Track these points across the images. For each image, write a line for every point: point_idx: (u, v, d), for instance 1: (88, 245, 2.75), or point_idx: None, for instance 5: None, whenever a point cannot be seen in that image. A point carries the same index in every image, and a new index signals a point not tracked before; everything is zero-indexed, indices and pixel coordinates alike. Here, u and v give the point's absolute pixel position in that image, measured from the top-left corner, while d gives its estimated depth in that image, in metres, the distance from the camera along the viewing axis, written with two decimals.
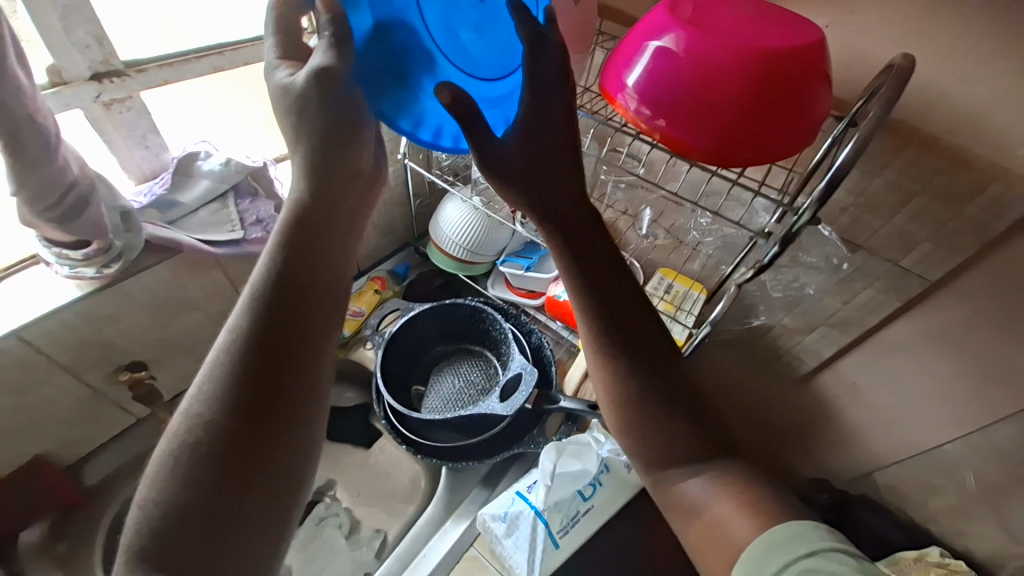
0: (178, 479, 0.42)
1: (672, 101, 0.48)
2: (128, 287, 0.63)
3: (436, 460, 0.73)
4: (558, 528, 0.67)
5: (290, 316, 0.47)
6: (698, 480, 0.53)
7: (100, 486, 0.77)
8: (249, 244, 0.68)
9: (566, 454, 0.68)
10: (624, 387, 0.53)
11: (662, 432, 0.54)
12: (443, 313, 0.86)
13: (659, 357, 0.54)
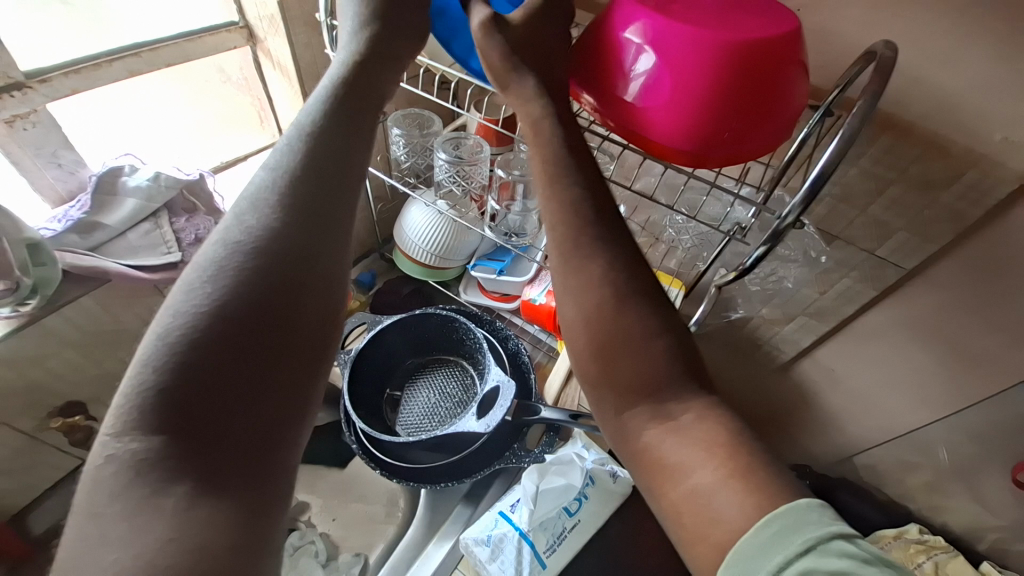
0: (174, 379, 0.35)
1: (638, 100, 0.45)
2: (51, 323, 0.57)
3: (412, 483, 0.68)
4: (543, 547, 0.64)
5: (309, 219, 0.41)
6: (670, 437, 0.41)
7: (48, 534, 0.67)
8: (188, 267, 0.62)
9: (546, 470, 0.66)
10: (602, 286, 0.42)
11: (632, 369, 0.43)
12: (412, 324, 0.81)
13: (635, 286, 0.43)
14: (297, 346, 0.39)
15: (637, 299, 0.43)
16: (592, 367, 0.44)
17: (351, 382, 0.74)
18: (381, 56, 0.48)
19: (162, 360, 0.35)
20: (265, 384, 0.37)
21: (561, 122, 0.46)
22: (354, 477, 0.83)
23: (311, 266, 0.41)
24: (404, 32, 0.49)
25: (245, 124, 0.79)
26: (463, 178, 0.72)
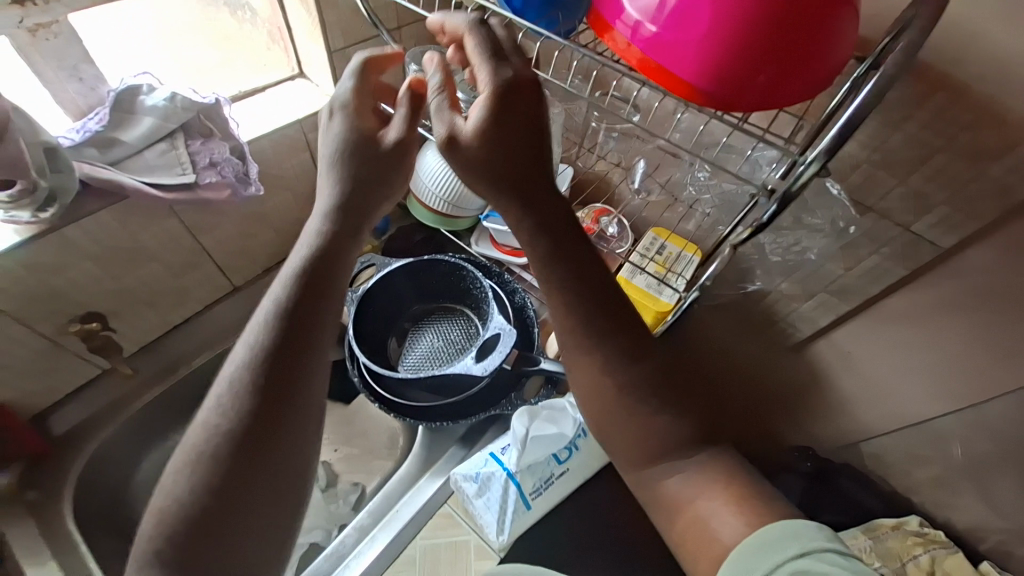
0: (184, 504, 0.41)
1: (655, 43, 0.42)
2: (70, 234, 0.58)
3: (410, 420, 0.70)
4: (529, 489, 0.65)
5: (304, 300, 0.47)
6: (676, 479, 0.45)
7: (68, 436, 0.69)
8: (202, 190, 0.63)
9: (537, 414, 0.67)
10: (601, 381, 0.46)
11: (642, 432, 0.46)
12: (421, 269, 0.81)
13: (632, 373, 0.46)
14: (291, 439, 0.44)
15: (637, 387, 0.46)
16: (608, 427, 0.48)
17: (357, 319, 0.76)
18: (359, 168, 0.51)
19: (181, 489, 0.41)
20: (263, 472, 0.43)
21: (511, 184, 0.46)
22: (357, 413, 0.86)
23: (301, 361, 0.46)
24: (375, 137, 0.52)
25: (263, 54, 0.78)
26: None
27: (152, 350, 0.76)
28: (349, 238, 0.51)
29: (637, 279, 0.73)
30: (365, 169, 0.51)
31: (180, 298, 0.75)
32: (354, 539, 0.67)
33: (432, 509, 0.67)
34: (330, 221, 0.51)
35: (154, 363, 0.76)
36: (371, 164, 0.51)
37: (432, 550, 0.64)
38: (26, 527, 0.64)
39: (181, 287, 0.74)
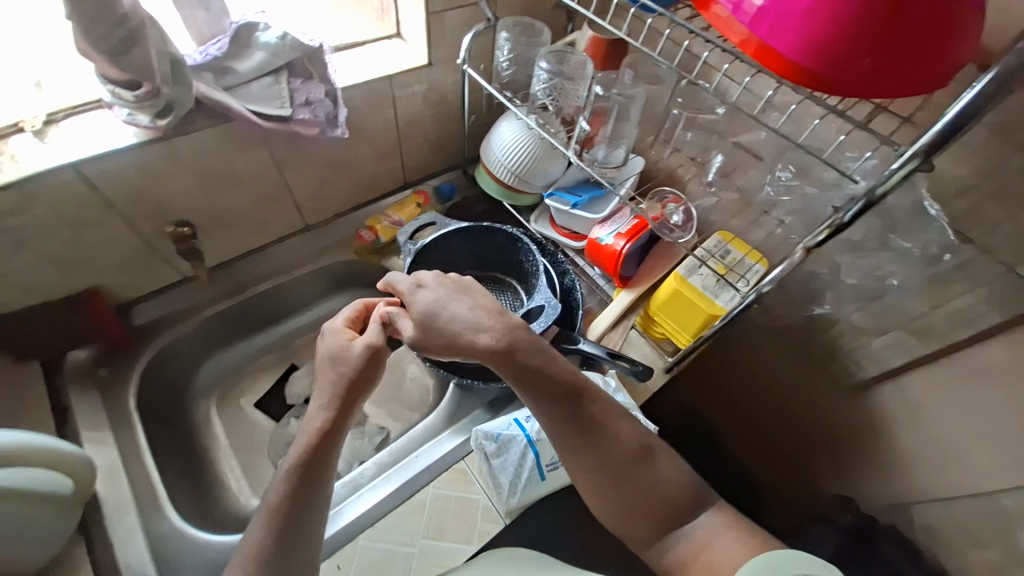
0: None
1: (760, 17, 0.40)
2: (179, 144, 0.64)
3: (444, 372, 0.72)
4: (546, 459, 0.64)
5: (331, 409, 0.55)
6: (682, 540, 0.54)
7: (144, 328, 0.76)
8: (294, 124, 0.69)
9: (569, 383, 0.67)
10: (598, 474, 0.55)
11: (649, 501, 0.55)
12: (479, 236, 0.82)
13: (628, 461, 0.55)
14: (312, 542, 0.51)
15: (627, 474, 0.55)
16: (619, 520, 0.56)
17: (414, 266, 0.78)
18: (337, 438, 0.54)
19: None
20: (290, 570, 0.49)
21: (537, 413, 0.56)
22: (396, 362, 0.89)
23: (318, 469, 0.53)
24: (361, 385, 0.56)
25: (367, 11, 0.82)
26: (561, 96, 0.70)
27: (227, 268, 0.83)
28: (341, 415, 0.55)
29: (693, 278, 0.71)
30: (348, 390, 0.55)
31: (259, 225, 0.81)
32: (373, 473, 0.70)
33: (448, 463, 0.68)
34: (328, 408, 0.55)
35: (228, 280, 0.82)
36: (351, 394, 0.55)
37: (442, 501, 0.64)
38: (93, 399, 0.69)
39: (260, 216, 0.80)
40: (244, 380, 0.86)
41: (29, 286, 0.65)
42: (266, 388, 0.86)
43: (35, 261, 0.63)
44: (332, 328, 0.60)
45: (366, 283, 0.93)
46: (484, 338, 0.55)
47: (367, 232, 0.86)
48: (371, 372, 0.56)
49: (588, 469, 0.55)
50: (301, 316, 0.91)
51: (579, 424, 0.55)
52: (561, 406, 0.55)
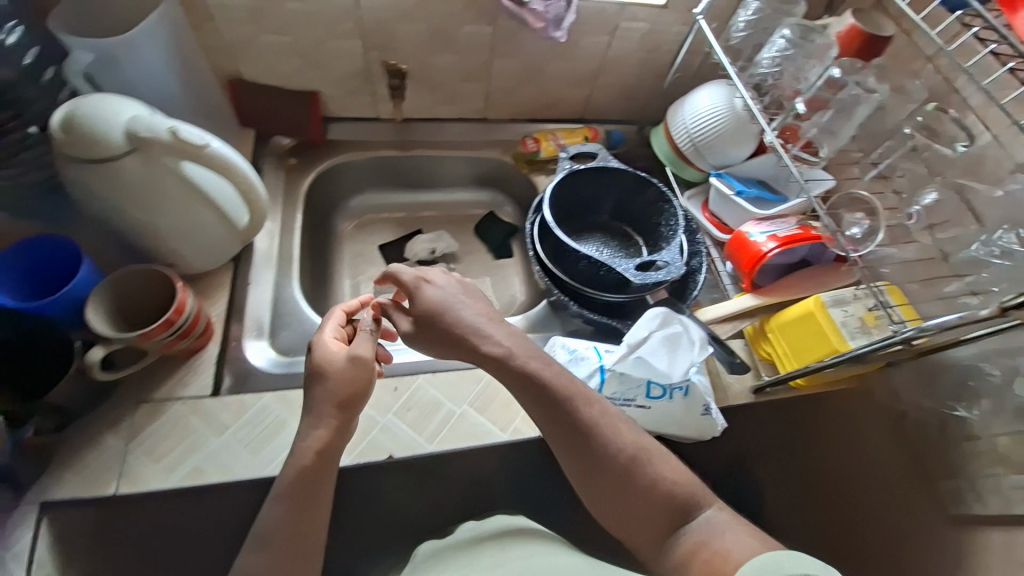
0: None
1: None
2: None
3: (548, 283, 0.72)
4: (608, 393, 0.60)
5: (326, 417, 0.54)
6: (686, 534, 0.50)
7: (331, 143, 0.87)
8: (526, 12, 0.74)
9: (666, 326, 0.62)
10: (589, 470, 0.53)
11: (648, 498, 0.52)
12: (631, 185, 0.81)
13: (622, 459, 0.52)
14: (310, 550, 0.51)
15: (615, 470, 0.52)
16: (615, 521, 0.53)
17: (562, 178, 0.78)
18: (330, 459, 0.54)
19: None
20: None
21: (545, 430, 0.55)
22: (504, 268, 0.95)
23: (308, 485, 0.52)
24: (352, 399, 0.55)
25: None
26: (788, 72, 0.70)
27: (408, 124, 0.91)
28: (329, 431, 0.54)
29: (835, 309, 0.66)
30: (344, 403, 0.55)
31: (449, 97, 0.87)
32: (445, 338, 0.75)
33: None
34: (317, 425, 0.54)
35: (404, 133, 0.91)
36: (345, 405, 0.55)
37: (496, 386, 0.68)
38: (276, 176, 0.82)
39: (455, 90, 0.86)
40: (379, 223, 0.95)
41: (274, 67, 0.77)
42: (392, 238, 0.94)
43: (289, 49, 0.75)
44: (318, 340, 0.58)
45: (508, 191, 0.98)
46: (491, 342, 0.57)
47: (532, 142, 0.90)
48: (364, 381, 0.56)
49: (591, 488, 0.53)
50: (443, 193, 0.99)
51: (570, 442, 0.53)
52: (548, 421, 0.55)
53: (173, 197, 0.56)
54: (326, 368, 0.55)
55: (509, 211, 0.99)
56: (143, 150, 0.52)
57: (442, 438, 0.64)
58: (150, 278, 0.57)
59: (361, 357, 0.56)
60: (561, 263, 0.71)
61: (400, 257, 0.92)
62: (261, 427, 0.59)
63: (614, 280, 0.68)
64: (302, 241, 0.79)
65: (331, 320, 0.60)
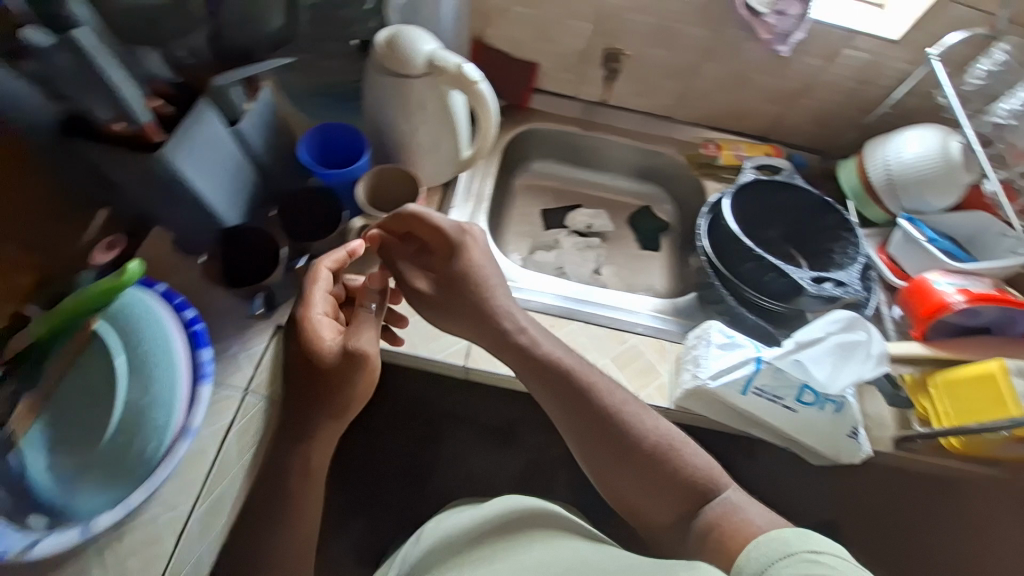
0: None
1: None
2: None
3: (712, 277, 0.75)
4: (759, 384, 0.63)
5: (322, 409, 0.53)
6: (706, 510, 0.54)
7: (530, 111, 0.96)
8: (758, 23, 0.77)
9: (848, 329, 0.62)
10: (610, 455, 0.57)
11: (667, 482, 0.55)
12: (814, 208, 0.82)
13: (643, 445, 0.56)
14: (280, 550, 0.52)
15: (635, 454, 0.56)
16: (634, 506, 0.57)
17: (746, 183, 0.81)
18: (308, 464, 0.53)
19: None
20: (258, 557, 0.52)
21: (563, 416, 0.59)
22: (650, 258, 0.99)
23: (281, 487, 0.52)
24: (335, 405, 0.53)
25: None
26: None
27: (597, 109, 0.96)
28: (320, 425, 0.53)
29: (1021, 380, 0.63)
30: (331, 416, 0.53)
31: (647, 92, 0.92)
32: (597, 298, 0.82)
33: (658, 333, 0.77)
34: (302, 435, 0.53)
35: (592, 117, 0.96)
36: (338, 416, 0.53)
37: (638, 351, 0.75)
38: None
39: (656, 87, 0.90)
40: (546, 190, 1.03)
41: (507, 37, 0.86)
42: (554, 206, 1.02)
43: (525, 22, 0.83)
44: (306, 317, 0.55)
45: (673, 189, 1.01)
46: (515, 327, 0.62)
47: (713, 147, 0.92)
48: (368, 371, 0.53)
49: (611, 480, 0.57)
50: (609, 177, 1.04)
51: (584, 433, 0.58)
52: (561, 412, 0.59)
53: (436, 117, 0.68)
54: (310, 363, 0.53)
55: (666, 209, 1.03)
56: (434, 75, 0.65)
57: None
58: (399, 176, 0.69)
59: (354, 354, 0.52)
60: (725, 261, 0.75)
61: (558, 224, 1.00)
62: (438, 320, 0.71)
63: (775, 287, 0.72)
64: (491, 187, 0.89)
65: (316, 289, 0.57)
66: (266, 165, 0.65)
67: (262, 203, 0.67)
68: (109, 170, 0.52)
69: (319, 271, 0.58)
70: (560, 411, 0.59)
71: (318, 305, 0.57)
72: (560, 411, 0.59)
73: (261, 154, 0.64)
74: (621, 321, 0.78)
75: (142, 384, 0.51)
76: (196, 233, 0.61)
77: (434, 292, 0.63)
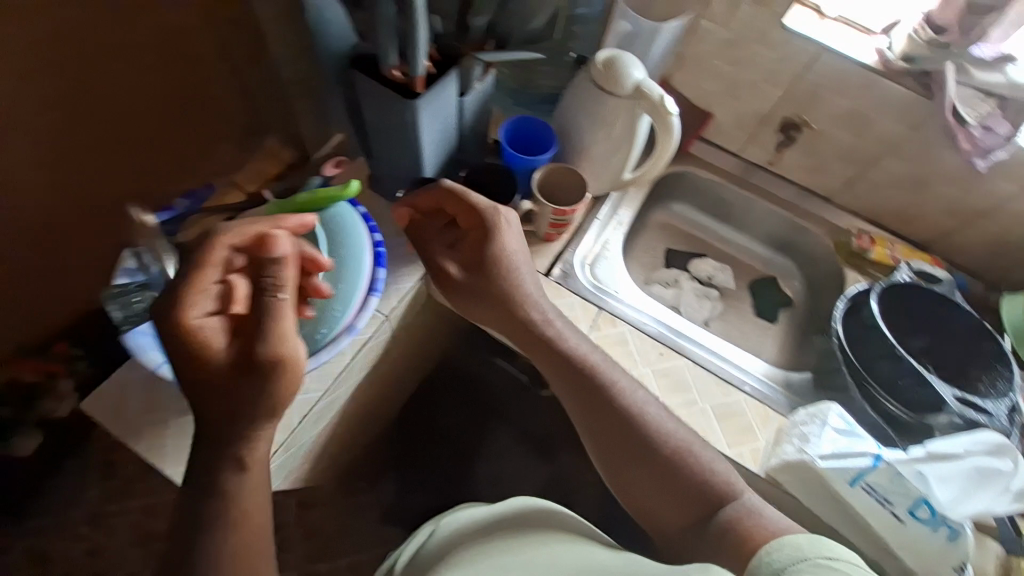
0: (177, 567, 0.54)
1: None
2: (881, 86, 0.76)
3: (843, 363, 0.76)
4: (871, 481, 0.61)
5: (236, 419, 0.52)
6: (724, 511, 0.56)
7: (688, 155, 0.99)
8: (960, 133, 0.75)
9: (994, 455, 0.61)
10: (619, 449, 0.62)
11: (679, 483, 0.59)
12: (965, 332, 0.79)
13: (656, 444, 0.61)
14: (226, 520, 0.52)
15: (645, 450, 0.61)
16: (645, 502, 0.61)
17: (902, 285, 0.80)
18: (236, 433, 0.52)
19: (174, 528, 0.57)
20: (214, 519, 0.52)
21: (578, 404, 0.65)
22: (765, 328, 0.97)
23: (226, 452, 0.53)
24: (255, 384, 0.51)
25: None
26: None
27: (754, 171, 0.97)
28: (247, 400, 0.51)
29: None
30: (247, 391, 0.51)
31: (814, 169, 0.91)
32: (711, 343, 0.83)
33: (764, 398, 0.76)
34: (222, 409, 0.52)
35: (748, 177, 0.97)
36: (259, 395, 0.51)
37: (742, 408, 0.75)
38: None
39: (826, 166, 0.90)
40: (679, 231, 1.05)
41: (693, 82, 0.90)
42: (680, 248, 1.03)
43: (718, 75, 0.87)
44: (184, 318, 0.49)
45: (807, 268, 1.00)
46: (536, 312, 0.67)
47: (868, 240, 0.89)
48: (283, 361, 0.52)
49: (624, 472, 0.62)
50: (745, 239, 1.04)
51: (597, 423, 0.63)
52: (576, 402, 0.65)
53: (620, 137, 0.74)
54: (207, 346, 0.50)
55: (795, 286, 1.01)
56: (636, 100, 0.70)
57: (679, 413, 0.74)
58: (575, 182, 0.77)
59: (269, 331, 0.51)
60: (859, 354, 0.77)
61: (680, 266, 1.02)
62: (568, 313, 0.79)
63: (911, 397, 0.73)
64: (630, 211, 0.93)
65: (204, 276, 0.50)
66: (466, 137, 0.76)
67: (454, 169, 0.79)
68: (366, 107, 0.63)
69: (218, 250, 0.50)
70: (576, 402, 0.65)
71: (195, 273, 0.50)
72: (581, 406, 0.65)
73: (469, 128, 0.75)
74: (731, 372, 0.79)
75: (337, 276, 0.65)
76: (395, 178, 0.73)
77: (455, 274, 0.67)
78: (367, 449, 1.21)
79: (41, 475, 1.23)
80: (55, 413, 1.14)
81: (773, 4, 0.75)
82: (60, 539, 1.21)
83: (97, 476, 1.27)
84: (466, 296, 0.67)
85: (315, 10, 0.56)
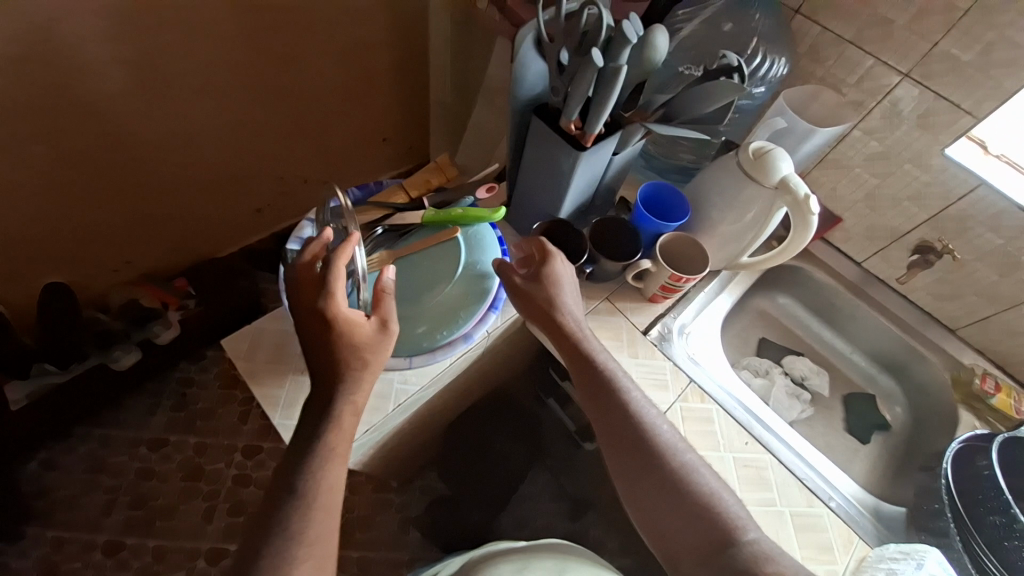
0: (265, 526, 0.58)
1: None
2: None
3: (947, 509, 0.71)
4: None
5: (341, 381, 0.58)
6: (741, 551, 0.56)
7: (806, 252, 0.99)
8: None
9: None
10: (628, 462, 0.63)
11: (688, 510, 0.60)
12: None
13: (666, 464, 0.62)
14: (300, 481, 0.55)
15: (655, 469, 0.62)
16: (653, 522, 0.62)
17: (1023, 441, 0.75)
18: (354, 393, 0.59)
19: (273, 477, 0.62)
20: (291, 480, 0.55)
21: (595, 408, 0.66)
22: (855, 447, 0.92)
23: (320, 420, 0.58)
24: (366, 360, 0.59)
25: None
26: None
27: (875, 283, 0.95)
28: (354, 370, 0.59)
29: None
30: (360, 364, 0.59)
31: (944, 297, 0.88)
32: (799, 445, 0.80)
33: (850, 519, 0.72)
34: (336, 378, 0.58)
35: (866, 288, 0.95)
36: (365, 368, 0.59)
37: (825, 522, 0.71)
38: None
39: (958, 297, 0.86)
40: (778, 323, 1.03)
41: (829, 186, 0.92)
42: (775, 340, 1.01)
43: (859, 185, 0.87)
44: (329, 309, 0.58)
45: (913, 395, 0.94)
46: (571, 319, 0.69)
47: (992, 385, 0.82)
48: (386, 347, 0.61)
49: (633, 488, 0.63)
50: (849, 348, 1.00)
51: (611, 433, 0.65)
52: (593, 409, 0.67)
53: (753, 223, 0.76)
54: (349, 327, 0.59)
55: (896, 411, 0.96)
56: (779, 192, 0.72)
57: (754, 509, 0.71)
58: (697, 258, 0.80)
59: (386, 316, 0.62)
60: (965, 502, 0.72)
61: (774, 358, 0.99)
62: (659, 375, 0.79)
63: (1019, 564, 0.68)
64: (736, 289, 0.94)
65: (337, 279, 0.59)
66: (602, 189, 0.81)
67: (584, 215, 0.84)
68: (532, 145, 0.71)
69: (339, 266, 0.59)
70: (595, 408, 0.66)
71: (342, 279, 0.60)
72: (602, 412, 0.66)
73: (607, 182, 0.80)
74: (818, 481, 0.75)
75: (466, 288, 0.72)
76: (533, 213, 0.80)
77: (518, 280, 0.69)
78: (416, 455, 1.24)
79: (129, 390, 1.37)
80: (157, 338, 1.29)
81: (936, 132, 0.76)
82: (126, 453, 1.32)
83: (171, 405, 1.38)
84: (529, 304, 0.69)
85: (521, 67, 0.63)
